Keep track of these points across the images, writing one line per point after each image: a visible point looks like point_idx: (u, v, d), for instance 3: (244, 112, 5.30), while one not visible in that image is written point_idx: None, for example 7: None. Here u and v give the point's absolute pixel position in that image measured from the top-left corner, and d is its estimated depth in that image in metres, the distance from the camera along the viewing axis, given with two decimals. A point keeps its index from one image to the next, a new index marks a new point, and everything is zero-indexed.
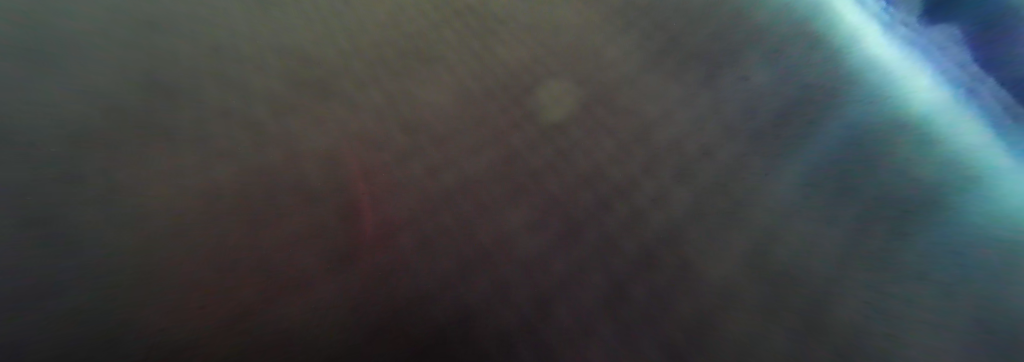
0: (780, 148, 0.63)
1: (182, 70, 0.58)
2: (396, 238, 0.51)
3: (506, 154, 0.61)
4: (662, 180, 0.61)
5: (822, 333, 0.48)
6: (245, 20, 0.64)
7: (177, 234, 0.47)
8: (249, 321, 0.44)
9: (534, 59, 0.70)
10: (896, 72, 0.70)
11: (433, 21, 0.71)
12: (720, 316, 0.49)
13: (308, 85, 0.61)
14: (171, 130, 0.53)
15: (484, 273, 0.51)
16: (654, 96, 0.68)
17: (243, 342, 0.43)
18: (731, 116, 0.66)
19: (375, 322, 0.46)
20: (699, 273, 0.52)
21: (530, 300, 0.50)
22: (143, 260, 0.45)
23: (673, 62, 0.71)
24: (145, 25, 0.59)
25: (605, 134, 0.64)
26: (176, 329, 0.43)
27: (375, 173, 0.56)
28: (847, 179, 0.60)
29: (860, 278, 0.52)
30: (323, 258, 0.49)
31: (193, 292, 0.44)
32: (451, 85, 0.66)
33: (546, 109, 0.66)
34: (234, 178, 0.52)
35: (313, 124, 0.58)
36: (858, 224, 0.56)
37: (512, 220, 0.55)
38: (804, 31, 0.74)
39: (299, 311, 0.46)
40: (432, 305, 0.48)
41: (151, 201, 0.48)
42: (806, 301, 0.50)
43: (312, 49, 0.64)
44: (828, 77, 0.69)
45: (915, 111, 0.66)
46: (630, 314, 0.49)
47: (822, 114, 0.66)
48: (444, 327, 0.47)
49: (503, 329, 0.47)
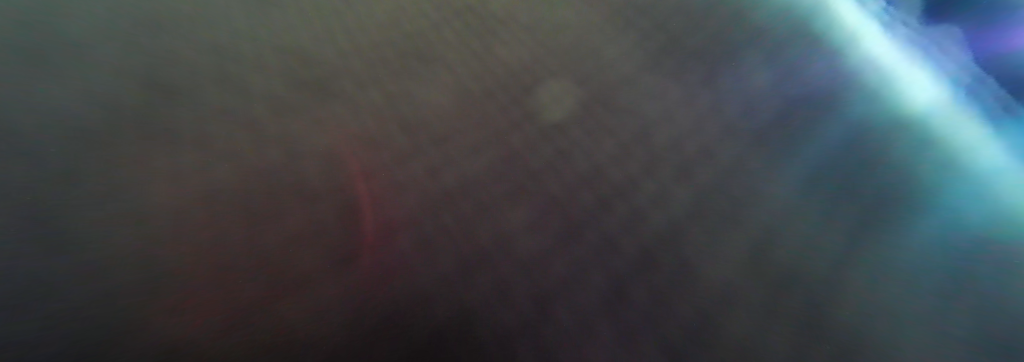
0: (781, 149, 0.63)
1: (180, 70, 0.57)
2: (397, 239, 0.51)
3: (506, 154, 0.61)
4: (663, 180, 0.61)
5: (824, 332, 0.47)
6: (246, 19, 0.64)
7: (178, 235, 0.47)
8: (249, 322, 0.43)
9: (534, 59, 0.70)
10: (896, 72, 0.71)
11: (433, 22, 0.71)
12: (721, 316, 0.49)
13: (308, 84, 0.60)
14: (169, 129, 0.53)
15: (484, 273, 0.50)
16: (654, 96, 0.68)
17: (241, 342, 0.42)
18: (730, 116, 0.66)
19: (375, 324, 0.45)
20: (699, 274, 0.52)
21: (530, 300, 0.49)
22: (145, 260, 0.44)
23: (672, 63, 0.71)
24: (144, 27, 0.59)
25: (605, 135, 0.65)
26: (174, 330, 0.41)
27: (375, 173, 0.56)
28: (846, 179, 0.60)
29: (859, 278, 0.52)
30: (324, 257, 0.48)
31: (194, 291, 0.44)
32: (451, 84, 0.66)
33: (546, 109, 0.66)
34: (234, 178, 0.52)
35: (313, 124, 0.57)
36: (855, 227, 0.56)
37: (512, 220, 0.55)
38: (802, 32, 0.75)
39: (298, 310, 0.45)
40: (433, 304, 0.47)
41: (151, 200, 0.48)
42: (807, 301, 0.50)
43: (312, 49, 0.64)
44: (827, 78, 0.70)
45: (913, 112, 0.67)
46: (631, 315, 0.49)
47: (821, 114, 0.66)
48: (445, 328, 0.46)
49: (506, 329, 0.46)
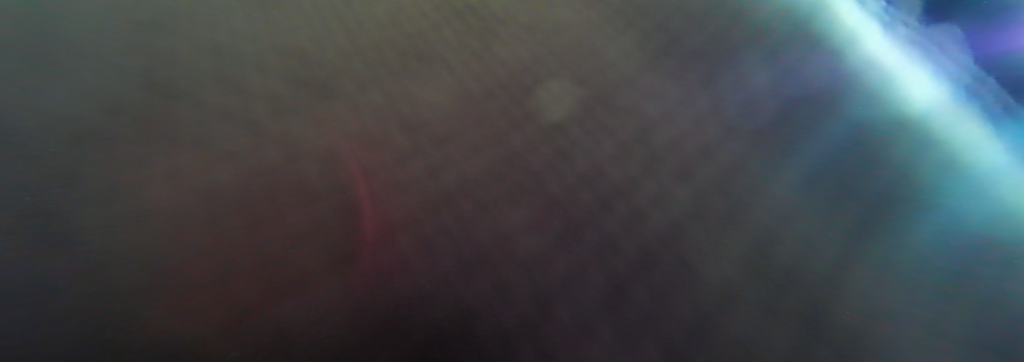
0: (781, 149, 0.63)
1: (181, 70, 0.58)
2: (397, 239, 0.51)
3: (506, 155, 0.61)
4: (662, 180, 0.61)
5: (823, 332, 0.48)
6: (247, 19, 0.64)
7: (178, 236, 0.47)
8: (249, 321, 0.43)
9: (535, 59, 0.70)
10: (894, 72, 0.72)
11: (433, 22, 0.71)
12: (720, 316, 0.49)
13: (309, 85, 0.60)
14: (170, 130, 0.53)
15: (484, 273, 0.50)
16: (654, 96, 0.68)
17: (244, 342, 0.42)
18: (729, 116, 0.66)
19: (377, 322, 0.45)
20: (699, 273, 0.52)
21: (531, 299, 0.49)
22: (147, 262, 0.45)
23: (672, 62, 0.71)
24: (144, 26, 0.59)
25: (605, 135, 0.65)
26: (176, 330, 0.42)
27: (375, 173, 0.56)
28: (846, 179, 0.60)
29: (859, 278, 0.52)
30: (325, 257, 0.48)
31: (196, 291, 0.44)
32: (451, 84, 0.66)
33: (546, 109, 0.66)
34: (234, 178, 0.52)
35: (313, 124, 0.57)
36: (856, 228, 0.56)
37: (512, 219, 0.56)
38: (802, 32, 0.75)
39: (298, 311, 0.45)
40: (434, 305, 0.47)
41: (152, 200, 0.48)
42: (807, 300, 0.50)
43: (312, 49, 0.64)
44: (825, 78, 0.70)
45: (913, 112, 0.68)
46: (630, 315, 0.49)
47: (821, 114, 0.66)
48: (446, 327, 0.46)
49: (506, 328, 0.46)
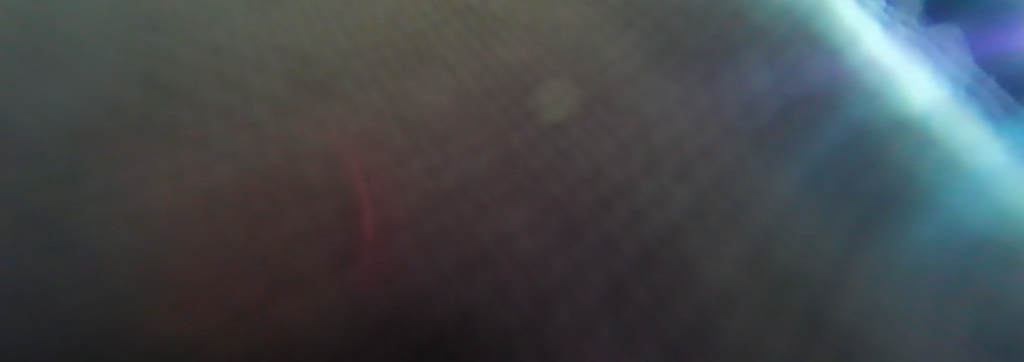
0: (781, 149, 0.63)
1: (180, 70, 0.58)
2: (397, 238, 0.51)
3: (506, 155, 0.62)
4: (663, 180, 0.61)
5: (823, 332, 0.47)
6: (247, 20, 0.64)
7: (178, 235, 0.47)
8: (248, 320, 0.43)
9: (535, 58, 0.70)
10: (894, 72, 0.72)
11: (433, 21, 0.71)
12: (719, 316, 0.49)
13: (308, 85, 0.60)
14: (169, 130, 0.53)
15: (484, 273, 0.50)
16: (654, 96, 0.68)
17: (241, 341, 0.42)
18: (729, 116, 0.66)
19: (377, 322, 0.45)
20: (698, 273, 0.52)
21: (531, 299, 0.49)
22: (146, 261, 0.44)
23: (672, 62, 0.71)
24: (143, 26, 0.60)
25: (605, 135, 0.65)
26: (174, 330, 0.41)
27: (375, 173, 0.56)
28: (846, 179, 0.61)
29: (858, 277, 0.52)
30: (324, 256, 0.48)
31: (195, 291, 0.44)
32: (451, 85, 0.66)
33: (546, 109, 0.66)
34: (235, 178, 0.52)
35: (313, 123, 0.57)
36: (856, 228, 0.56)
37: (512, 219, 0.56)
38: (801, 33, 0.75)
39: (297, 311, 0.45)
40: (433, 305, 0.47)
41: (151, 200, 0.48)
42: (807, 300, 0.50)
43: (312, 48, 0.64)
44: (825, 78, 0.70)
45: (912, 112, 0.68)
46: (630, 315, 0.48)
47: (821, 114, 0.66)
48: (445, 327, 0.45)
49: (506, 328, 0.46)
